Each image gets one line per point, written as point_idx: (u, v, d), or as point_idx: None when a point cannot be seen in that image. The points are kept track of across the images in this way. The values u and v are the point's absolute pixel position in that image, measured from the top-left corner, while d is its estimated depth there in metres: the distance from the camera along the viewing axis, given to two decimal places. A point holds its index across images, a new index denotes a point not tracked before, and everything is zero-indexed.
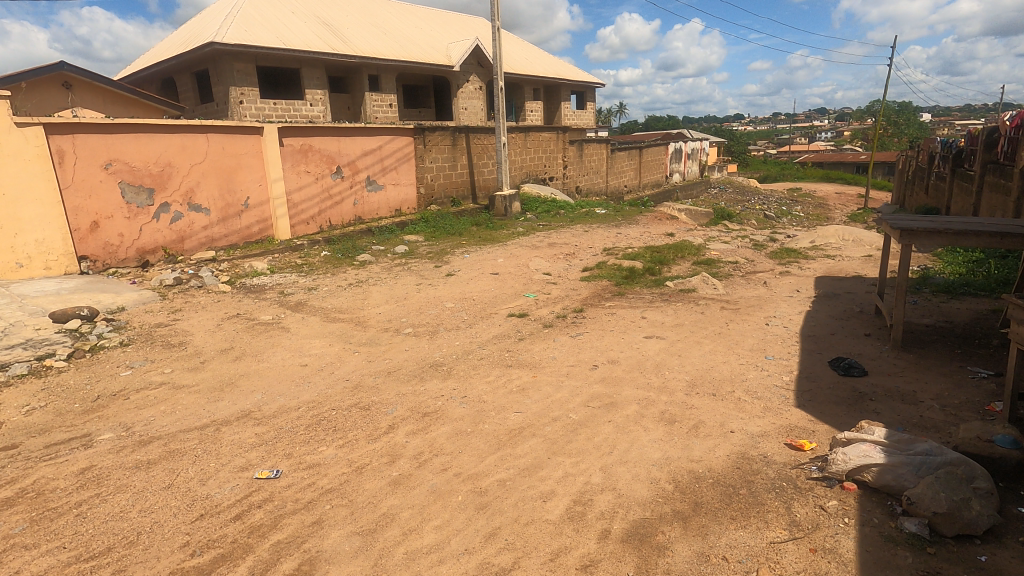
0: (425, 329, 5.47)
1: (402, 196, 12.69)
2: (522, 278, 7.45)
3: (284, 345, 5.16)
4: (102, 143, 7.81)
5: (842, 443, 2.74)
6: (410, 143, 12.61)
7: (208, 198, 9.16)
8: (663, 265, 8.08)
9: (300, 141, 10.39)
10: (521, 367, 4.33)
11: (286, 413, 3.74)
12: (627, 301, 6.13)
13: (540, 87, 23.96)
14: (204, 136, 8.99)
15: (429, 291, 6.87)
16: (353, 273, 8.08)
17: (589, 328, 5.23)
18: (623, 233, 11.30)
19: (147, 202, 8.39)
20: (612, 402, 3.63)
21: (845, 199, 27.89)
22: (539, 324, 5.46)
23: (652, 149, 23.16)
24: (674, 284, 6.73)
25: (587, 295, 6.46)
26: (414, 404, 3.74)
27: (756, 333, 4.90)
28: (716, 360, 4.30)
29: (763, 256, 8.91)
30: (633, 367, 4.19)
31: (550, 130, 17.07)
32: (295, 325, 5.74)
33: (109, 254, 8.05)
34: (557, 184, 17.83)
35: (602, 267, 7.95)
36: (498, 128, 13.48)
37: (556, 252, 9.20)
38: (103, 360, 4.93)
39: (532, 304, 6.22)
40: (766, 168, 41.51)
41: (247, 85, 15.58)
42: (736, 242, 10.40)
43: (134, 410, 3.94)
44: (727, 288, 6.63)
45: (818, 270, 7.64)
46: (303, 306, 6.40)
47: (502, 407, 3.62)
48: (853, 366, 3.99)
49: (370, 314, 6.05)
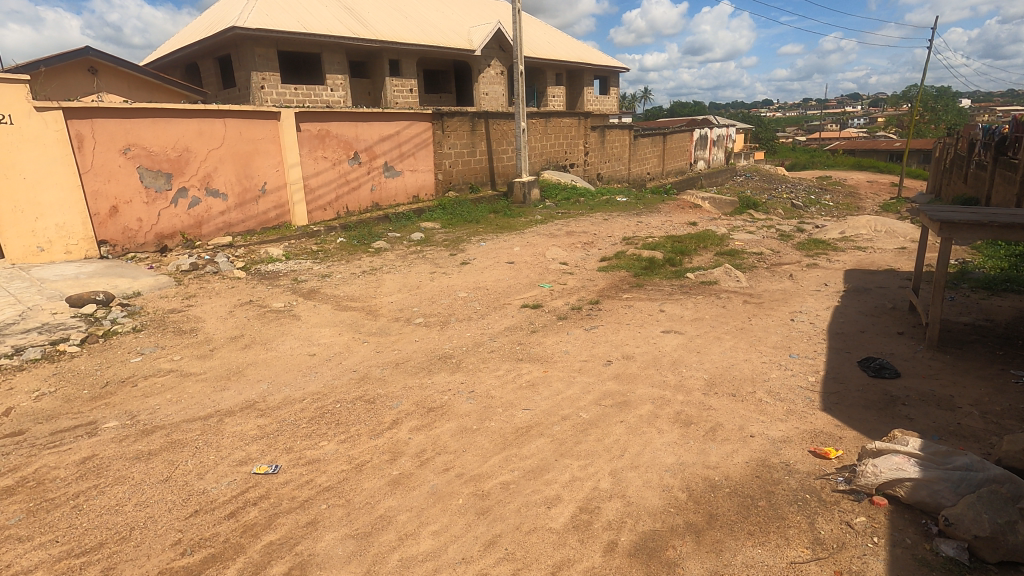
0: (437, 319, 5.36)
1: (419, 182, 12.57)
2: (538, 267, 7.29)
3: (294, 333, 5.11)
4: (120, 128, 7.82)
5: (872, 454, 2.54)
6: (428, 128, 12.46)
7: (226, 182, 9.15)
8: (684, 256, 7.83)
9: (318, 126, 10.31)
10: (532, 362, 4.19)
11: (291, 404, 3.67)
12: (645, 292, 5.92)
13: (563, 71, 23.52)
14: (222, 121, 8.96)
15: (442, 280, 6.75)
16: (367, 260, 8.01)
17: (604, 320, 5.06)
18: (644, 221, 11.03)
19: (165, 186, 8.41)
20: (625, 400, 3.47)
21: (877, 188, 26.93)
22: (553, 316, 5.31)
23: (676, 135, 22.62)
24: (694, 276, 6.50)
25: (604, 286, 6.27)
26: (420, 398, 3.63)
27: (780, 329, 4.67)
28: (736, 357, 4.10)
29: (789, 247, 8.58)
30: (649, 364, 4.01)
31: (571, 115, 16.74)
32: (306, 313, 5.68)
33: (128, 238, 8.10)
34: (578, 171, 17.52)
35: (620, 257, 7.74)
36: (518, 114, 13.23)
37: (574, 240, 9.01)
38: (115, 345, 4.93)
39: (547, 294, 6.06)
40: (794, 156, 40.41)
41: (268, 70, 15.57)
42: (761, 232, 10.06)
43: (141, 398, 3.92)
44: (751, 281, 6.37)
45: (848, 262, 7.31)
46: (315, 294, 6.34)
47: (510, 403, 3.49)
48: (884, 367, 3.76)
49: (382, 303, 5.96)
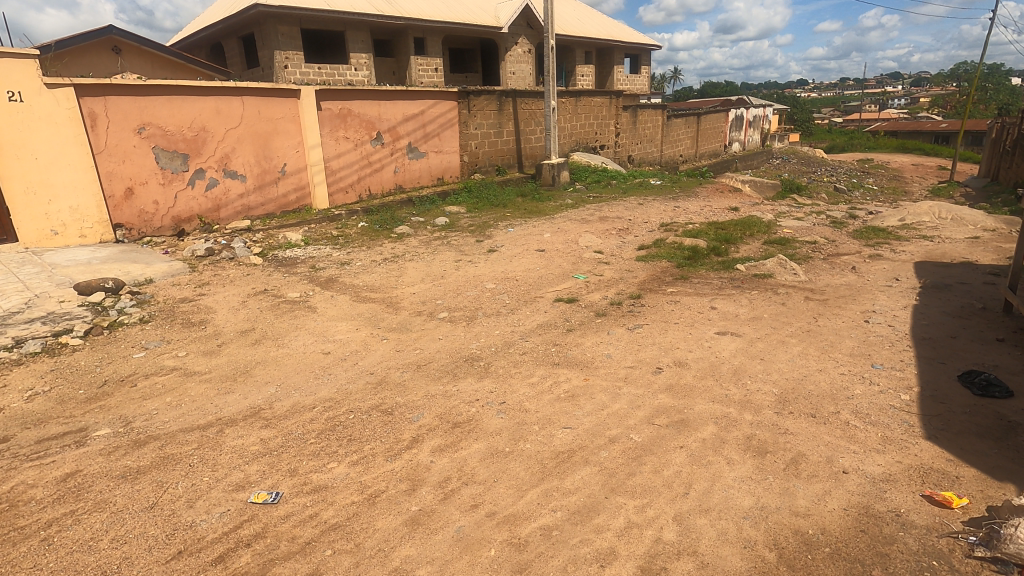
0: (462, 314, 4.90)
1: (444, 164, 12.08)
2: (571, 256, 6.76)
3: (308, 327, 4.70)
4: (134, 106, 7.49)
5: (1015, 510, 2.00)
6: (453, 108, 11.92)
7: (244, 163, 8.79)
8: (730, 245, 7.19)
9: (339, 105, 9.87)
10: (570, 367, 3.69)
11: (299, 414, 3.26)
12: (691, 286, 5.36)
13: (592, 49, 22.61)
14: (239, 99, 8.58)
15: (468, 270, 6.28)
16: (389, 246, 7.58)
17: (649, 318, 4.52)
18: (682, 206, 10.37)
19: (181, 167, 8.07)
20: (682, 420, 2.97)
21: (923, 171, 25.46)
22: (590, 312, 4.79)
23: (711, 116, 21.63)
24: (745, 267, 5.89)
25: (645, 279, 5.72)
26: (444, 410, 3.18)
27: (853, 332, 4.08)
28: (808, 367, 3.53)
29: (845, 236, 7.86)
30: (706, 373, 3.48)
31: (602, 94, 15.96)
32: (322, 305, 5.28)
33: (144, 221, 7.81)
34: (609, 153, 16.79)
35: (659, 245, 7.15)
36: (548, 92, 12.58)
37: (608, 226, 8.44)
38: (120, 338, 4.61)
39: (582, 287, 5.54)
40: (832, 138, 38.63)
41: (292, 49, 15.19)
42: (810, 219, 9.31)
43: (138, 401, 3.56)
44: (809, 274, 5.75)
45: (915, 254, 6.59)
46: (333, 283, 5.94)
47: (547, 420, 3.01)
48: (993, 384, 3.15)
49: (403, 294, 5.52)
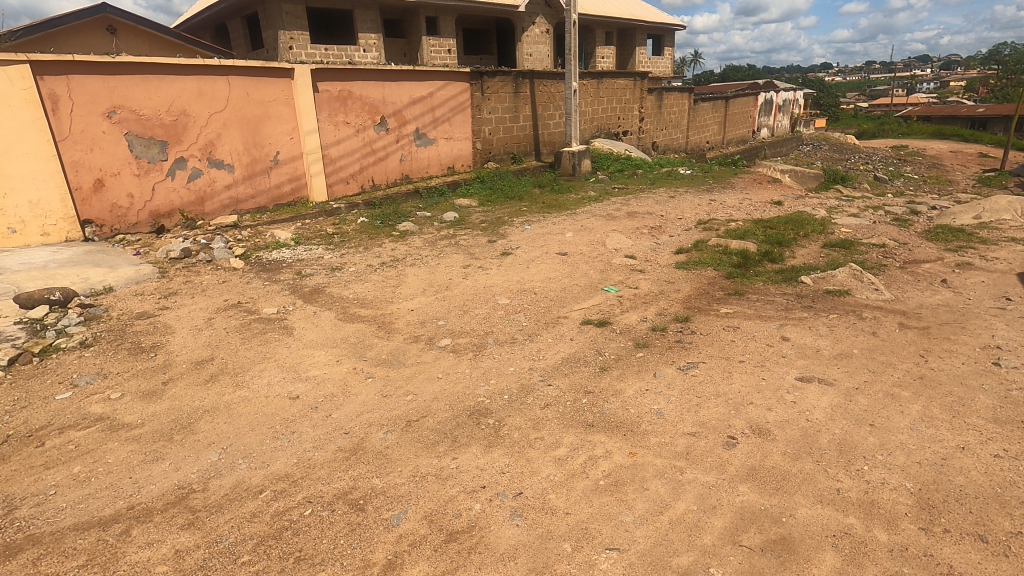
0: (469, 341, 3.98)
1: (455, 152, 11.10)
2: (599, 262, 5.78)
3: (279, 357, 3.82)
4: (103, 87, 6.61)
5: None
6: (465, 90, 10.92)
7: (231, 151, 7.90)
8: (782, 249, 6.17)
9: (338, 86, 8.93)
10: (609, 433, 2.75)
11: (238, 505, 2.38)
12: (750, 306, 4.37)
13: (614, 30, 21.38)
14: (225, 79, 7.67)
15: (478, 278, 5.35)
16: (390, 247, 6.67)
17: (706, 354, 3.55)
18: (718, 199, 9.32)
19: (159, 156, 7.20)
20: (783, 539, 2.02)
21: (964, 158, 23.89)
22: (628, 341, 3.85)
23: (740, 100, 20.33)
24: (812, 280, 4.87)
25: (691, 294, 4.74)
26: (436, 508, 2.26)
27: (986, 382, 3.07)
28: (946, 443, 2.53)
29: (915, 237, 6.77)
30: (801, 451, 2.51)
31: (626, 76, 14.81)
32: (301, 325, 4.39)
33: (117, 217, 6.96)
34: (632, 140, 15.66)
35: (700, 248, 6.15)
36: (569, 72, 11.49)
37: (638, 224, 7.43)
38: (52, 369, 3.76)
39: (614, 304, 4.59)
40: (861, 123, 36.89)
41: (297, 29, 14.26)
42: (868, 215, 8.21)
43: (35, 473, 2.68)
44: (891, 289, 4.73)
45: (1013, 262, 5.51)
46: (319, 295, 5.04)
47: (583, 534, 2.08)
48: None
49: (400, 311, 4.61)
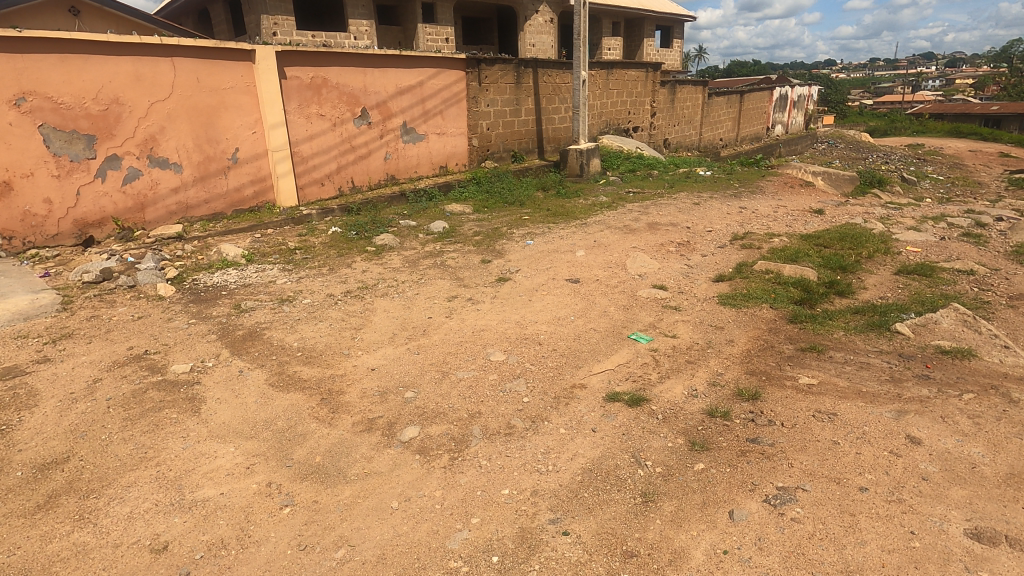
0: (445, 433, 2.72)
1: (448, 148, 9.85)
2: (620, 293, 4.56)
3: (164, 459, 2.59)
4: (8, 68, 5.35)
5: None
6: (461, 80, 9.66)
7: (178, 148, 6.65)
8: (846, 277, 4.94)
9: (310, 73, 7.67)
10: None
11: None
12: (840, 374, 3.14)
13: (621, 20, 20.08)
14: (170, 61, 6.40)
15: (466, 318, 4.13)
16: (361, 267, 5.44)
17: (804, 472, 2.32)
18: (748, 207, 8.08)
19: (86, 153, 5.95)
20: None
21: (988, 157, 22.57)
22: (677, 439, 2.61)
23: (756, 94, 19.03)
24: (911, 329, 3.64)
25: (751, 350, 3.51)
26: None
27: None
28: None
29: (1003, 261, 5.53)
30: None
31: (638, 66, 13.52)
32: (217, 394, 3.17)
33: (31, 228, 5.73)
34: (643, 136, 14.40)
35: (745, 275, 4.91)
36: (578, 61, 10.18)
37: (663, 239, 6.19)
38: None
39: (649, 364, 3.36)
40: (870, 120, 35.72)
41: (281, 13, 12.96)
42: (930, 229, 6.97)
43: None
44: (1020, 345, 3.50)
45: None
46: (254, 342, 3.81)
47: None
48: None
49: (356, 371, 3.38)
